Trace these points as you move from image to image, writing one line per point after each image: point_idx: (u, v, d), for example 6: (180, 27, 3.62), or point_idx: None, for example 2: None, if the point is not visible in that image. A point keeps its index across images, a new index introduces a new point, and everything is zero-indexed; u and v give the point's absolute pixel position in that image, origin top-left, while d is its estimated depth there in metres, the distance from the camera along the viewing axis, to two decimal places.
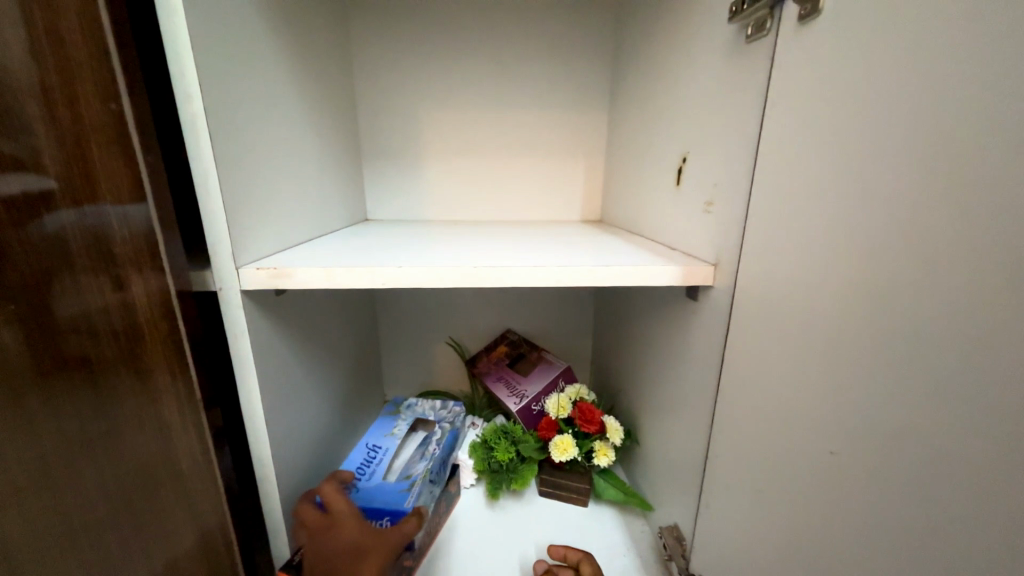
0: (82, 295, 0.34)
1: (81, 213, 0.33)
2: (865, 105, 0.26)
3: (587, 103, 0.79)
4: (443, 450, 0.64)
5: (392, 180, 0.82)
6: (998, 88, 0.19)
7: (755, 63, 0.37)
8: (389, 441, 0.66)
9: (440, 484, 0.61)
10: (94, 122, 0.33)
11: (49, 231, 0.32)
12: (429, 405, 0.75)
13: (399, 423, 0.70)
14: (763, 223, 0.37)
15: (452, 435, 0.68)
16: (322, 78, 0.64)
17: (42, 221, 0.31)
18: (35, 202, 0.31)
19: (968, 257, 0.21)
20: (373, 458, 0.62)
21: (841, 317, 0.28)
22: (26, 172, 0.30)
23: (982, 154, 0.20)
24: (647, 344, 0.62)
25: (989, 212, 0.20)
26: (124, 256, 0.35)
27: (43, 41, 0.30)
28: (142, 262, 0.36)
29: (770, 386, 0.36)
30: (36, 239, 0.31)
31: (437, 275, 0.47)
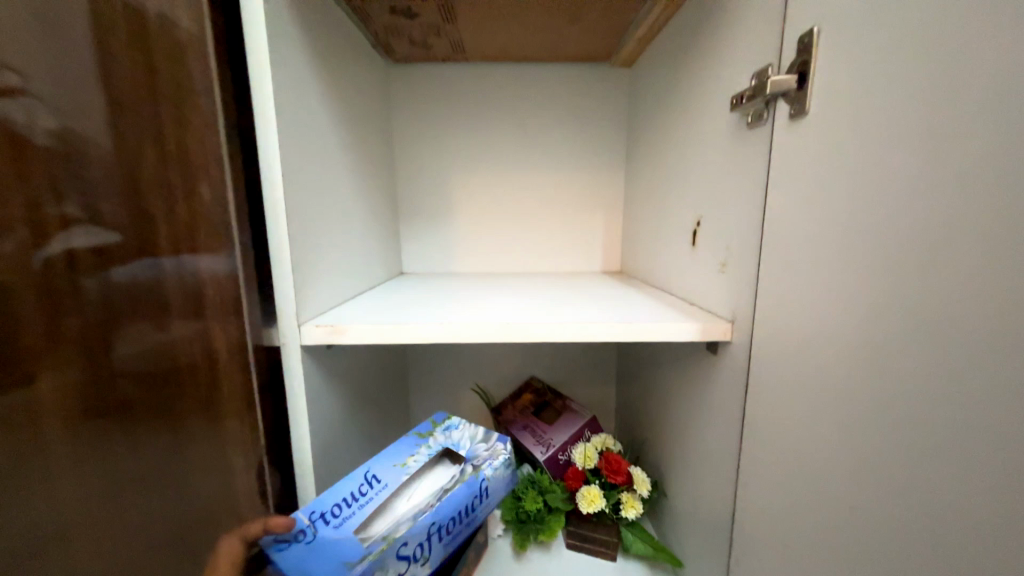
0: (165, 337, 0.41)
1: (178, 271, 0.42)
2: (854, 192, 0.31)
3: (606, 165, 0.86)
4: (437, 514, 0.46)
5: (425, 237, 0.89)
6: (954, 190, 0.23)
7: (755, 146, 0.42)
8: (394, 472, 0.51)
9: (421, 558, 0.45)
10: (202, 208, 0.42)
11: (124, 281, 0.39)
12: (468, 434, 0.58)
13: (419, 451, 0.54)
14: (775, 285, 0.40)
15: (465, 486, 0.50)
16: (369, 151, 0.73)
17: (119, 273, 0.39)
18: (112, 255, 0.38)
19: (948, 331, 0.24)
20: (362, 494, 0.48)
21: (852, 376, 0.31)
22: (100, 227, 0.38)
23: (952, 241, 0.24)
24: (672, 395, 0.63)
25: (961, 293, 0.23)
26: (186, 307, 0.42)
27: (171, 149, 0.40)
28: (226, 312, 0.44)
29: (790, 440, 0.37)
30: (107, 286, 0.38)
31: (474, 330, 0.51)
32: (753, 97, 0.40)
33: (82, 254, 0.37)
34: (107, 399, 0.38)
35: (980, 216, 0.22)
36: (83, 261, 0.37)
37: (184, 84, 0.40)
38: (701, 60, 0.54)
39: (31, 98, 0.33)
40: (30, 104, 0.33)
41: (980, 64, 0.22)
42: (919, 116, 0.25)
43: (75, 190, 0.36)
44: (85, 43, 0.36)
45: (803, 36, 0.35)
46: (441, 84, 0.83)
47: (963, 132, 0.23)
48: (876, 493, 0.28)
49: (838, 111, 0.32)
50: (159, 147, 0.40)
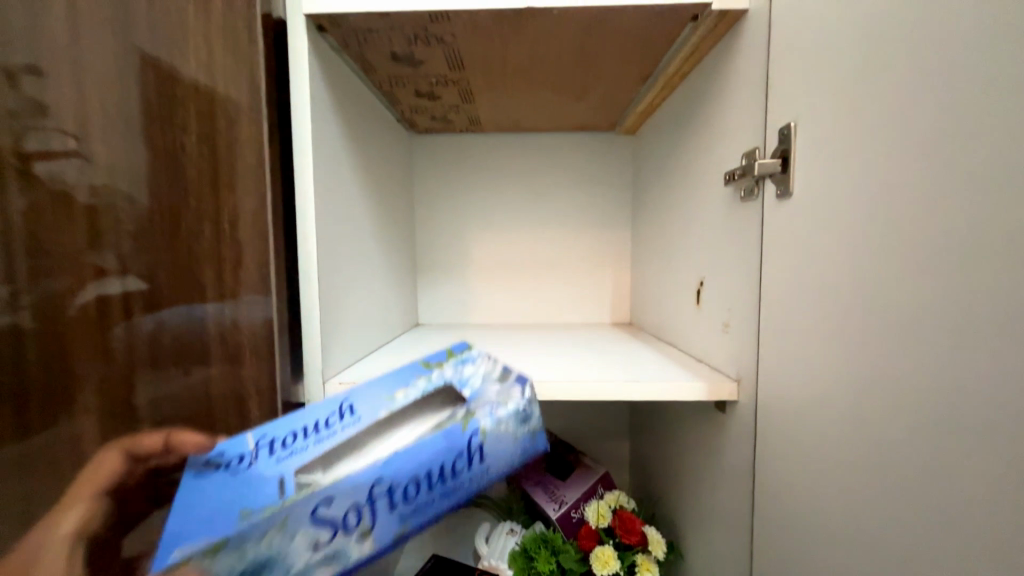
0: (203, 379, 0.43)
1: (220, 318, 0.43)
2: (841, 269, 0.33)
3: (613, 222, 0.91)
4: (381, 470, 0.34)
5: (441, 290, 0.93)
6: (927, 275, 0.26)
7: (749, 219, 0.46)
8: (373, 410, 0.40)
9: (352, 526, 0.33)
10: (247, 276, 0.44)
11: (151, 326, 0.42)
12: (483, 371, 0.45)
13: (418, 383, 0.43)
14: (776, 349, 0.42)
15: (433, 443, 0.36)
16: (392, 213, 0.79)
17: (151, 318, 0.42)
18: (149, 301, 0.42)
19: (935, 404, 0.26)
20: (325, 425, 0.38)
21: (854, 442, 0.32)
22: (137, 277, 0.41)
23: (926, 324, 0.26)
24: (683, 451, 0.63)
25: (939, 368, 0.25)
26: (224, 353, 0.44)
27: (225, 221, 0.43)
28: (259, 355, 0.45)
29: (801, 505, 0.38)
30: (135, 331, 0.41)
31: None
32: (744, 176, 0.44)
33: (128, 297, 0.41)
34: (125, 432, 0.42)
35: (950, 304, 0.25)
36: (126, 305, 0.41)
37: (242, 155, 0.43)
38: (696, 137, 0.59)
39: (87, 163, 0.40)
40: (88, 167, 0.40)
41: (936, 168, 0.25)
42: (893, 207, 0.29)
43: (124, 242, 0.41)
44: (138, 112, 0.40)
45: (784, 129, 0.39)
46: (459, 152, 0.90)
47: (929, 225, 0.26)
48: (884, 565, 0.29)
49: (822, 194, 0.35)
50: (215, 216, 0.42)
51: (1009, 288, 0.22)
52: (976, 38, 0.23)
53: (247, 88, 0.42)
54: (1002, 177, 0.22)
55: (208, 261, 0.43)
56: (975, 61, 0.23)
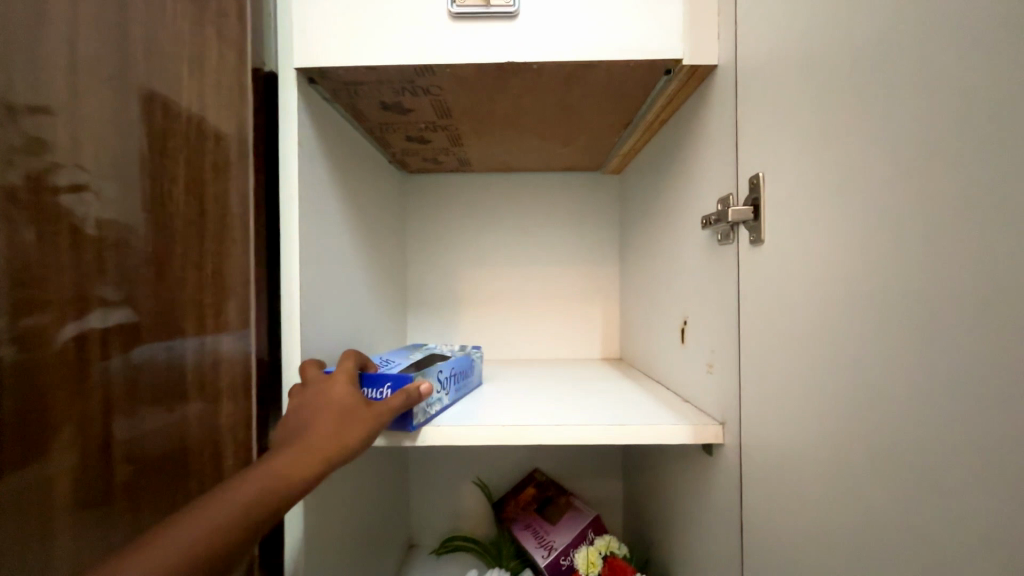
0: (177, 415, 0.43)
1: (197, 356, 0.44)
2: (818, 316, 0.34)
3: (600, 258, 0.92)
4: (454, 361, 0.60)
5: (430, 326, 0.93)
6: (900, 331, 0.26)
7: (728, 261, 0.46)
8: (401, 357, 0.64)
9: (447, 388, 0.57)
10: (226, 321, 0.45)
11: (139, 361, 0.41)
12: (447, 347, 0.74)
13: (414, 352, 0.68)
14: (759, 393, 0.42)
15: (466, 356, 0.65)
16: (383, 251, 0.80)
17: (137, 352, 0.41)
18: (133, 336, 0.40)
19: (913, 465, 0.25)
20: (388, 361, 0.59)
21: (837, 497, 0.31)
22: (127, 310, 0.40)
23: (902, 375, 0.26)
24: (674, 494, 0.62)
25: (914, 426, 0.25)
26: (200, 388, 0.44)
27: (206, 268, 0.44)
28: (236, 392, 0.45)
29: (790, 557, 0.36)
30: (125, 365, 0.40)
31: (472, 433, 0.51)
32: (719, 222, 0.45)
33: (108, 333, 0.39)
34: (96, 478, 0.38)
35: (924, 358, 0.25)
36: (108, 340, 0.39)
37: (229, 206, 0.44)
38: (676, 180, 0.61)
39: (92, 196, 0.38)
40: (87, 199, 0.38)
41: (901, 226, 0.26)
42: (864, 261, 0.29)
43: (108, 276, 0.39)
44: (147, 150, 0.41)
45: (753, 179, 0.41)
46: (449, 190, 0.92)
47: (897, 281, 0.26)
48: None
49: (796, 242, 0.36)
50: (196, 262, 0.43)
51: (977, 351, 0.22)
52: (925, 108, 0.24)
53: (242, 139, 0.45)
54: (961, 241, 0.22)
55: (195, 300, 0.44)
56: (926, 130, 0.24)
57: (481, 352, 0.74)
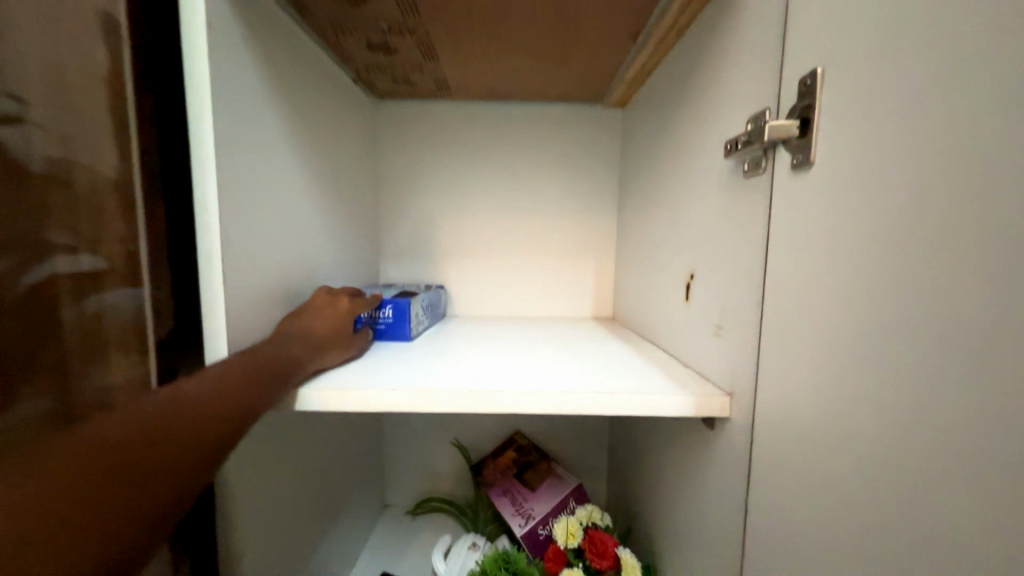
0: (68, 384, 0.37)
1: (81, 312, 0.37)
2: (868, 262, 0.25)
3: (597, 207, 0.82)
4: (430, 293, 0.72)
5: (407, 277, 0.84)
6: (995, 285, 0.18)
7: (754, 197, 0.37)
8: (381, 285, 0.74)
9: (429, 313, 0.71)
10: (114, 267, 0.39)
11: (93, 311, 0.38)
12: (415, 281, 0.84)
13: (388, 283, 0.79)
14: (778, 360, 0.34)
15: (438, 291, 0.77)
16: (347, 189, 0.70)
17: (91, 302, 0.38)
18: (85, 284, 0.37)
19: (996, 472, 0.18)
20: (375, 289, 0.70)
21: (870, 497, 0.24)
22: (85, 256, 0.37)
23: (993, 339, 0.18)
24: (666, 465, 0.56)
25: (1002, 420, 0.18)
26: (88, 351, 0.38)
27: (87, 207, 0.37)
28: (128, 349, 0.40)
29: (803, 553, 0.31)
30: (83, 315, 0.37)
31: (436, 398, 0.44)
32: (749, 145, 0.36)
33: (55, 281, 0.36)
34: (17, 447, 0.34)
35: None
36: (58, 287, 0.36)
37: (103, 134, 0.37)
38: (693, 105, 0.50)
39: (28, 128, 0.34)
40: (26, 131, 0.34)
41: (1014, 130, 0.17)
42: (945, 186, 0.20)
43: (31, 216, 0.34)
44: (91, 80, 0.37)
45: (804, 79, 0.31)
46: (428, 122, 0.80)
47: (1002, 206, 0.18)
48: None
49: (847, 167, 0.27)
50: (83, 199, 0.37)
51: None
52: None
53: (117, 50, 0.37)
54: None
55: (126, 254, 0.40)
56: None
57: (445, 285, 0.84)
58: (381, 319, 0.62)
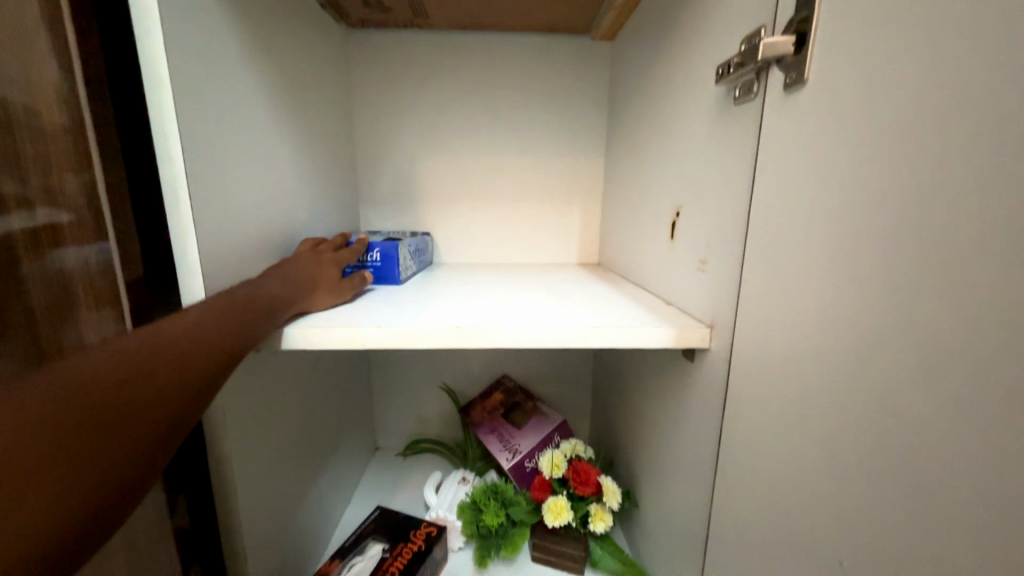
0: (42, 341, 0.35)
1: (42, 267, 0.35)
2: (855, 179, 0.25)
3: (583, 149, 0.80)
4: (416, 239, 0.71)
5: (389, 224, 0.82)
6: (982, 186, 0.18)
7: (745, 123, 0.37)
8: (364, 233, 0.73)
9: (415, 258, 0.70)
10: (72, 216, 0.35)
11: (58, 268, 0.35)
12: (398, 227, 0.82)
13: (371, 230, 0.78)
14: (760, 288, 0.35)
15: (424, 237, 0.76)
16: (321, 127, 0.66)
17: (53, 259, 0.35)
18: (43, 241, 0.35)
19: (970, 369, 0.19)
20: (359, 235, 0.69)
21: (845, 407, 0.26)
22: (39, 210, 0.34)
23: (977, 241, 0.19)
24: (647, 399, 0.59)
25: (981, 317, 0.18)
26: (54, 309, 0.36)
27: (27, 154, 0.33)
28: (99, 304, 0.38)
29: (775, 464, 0.33)
30: (46, 272, 0.35)
31: (421, 334, 0.44)
32: (743, 65, 0.35)
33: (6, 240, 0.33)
34: None
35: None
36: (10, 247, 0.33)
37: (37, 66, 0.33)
38: (685, 30, 0.48)
39: None
40: None
41: (1017, 21, 0.17)
42: (938, 90, 0.20)
43: None
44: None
45: None
46: (405, 55, 0.75)
47: (998, 102, 0.18)
48: (873, 544, 0.24)
49: (841, 82, 0.26)
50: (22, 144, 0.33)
51: None
52: None
53: None
54: None
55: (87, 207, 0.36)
56: None
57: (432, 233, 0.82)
58: (370, 263, 0.61)
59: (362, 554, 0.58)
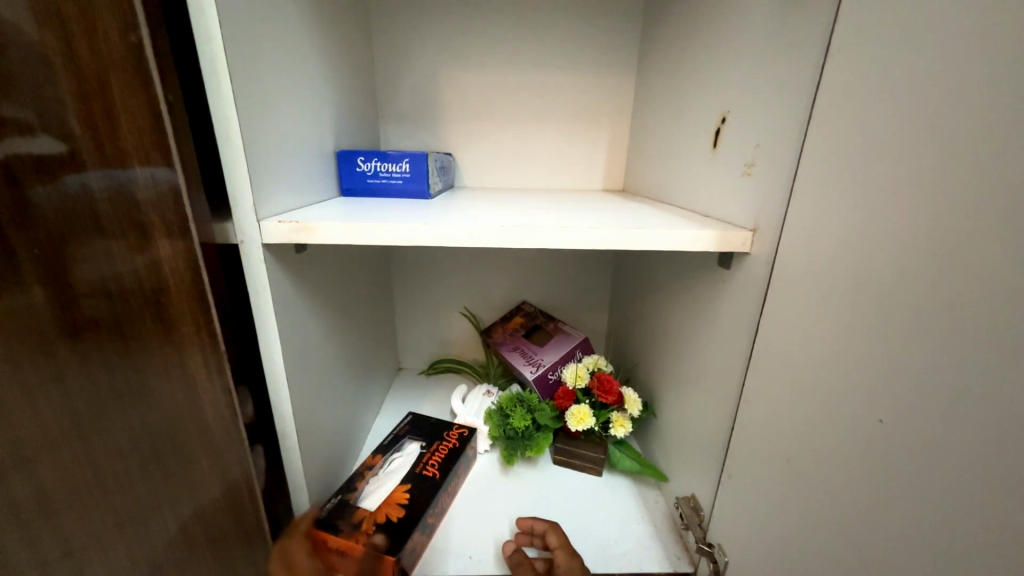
0: (106, 259, 0.33)
1: (106, 173, 0.32)
2: (939, 54, 0.24)
3: (616, 64, 0.75)
4: (443, 156, 0.69)
5: (411, 143, 0.80)
6: None
7: (818, 5, 0.34)
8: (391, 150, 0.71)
9: (442, 176, 0.69)
10: (122, 110, 0.31)
11: (74, 190, 0.32)
12: (419, 147, 0.80)
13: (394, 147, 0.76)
14: (809, 188, 0.35)
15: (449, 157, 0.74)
16: (341, 29, 0.62)
17: (68, 182, 0.31)
18: (61, 164, 0.31)
19: None
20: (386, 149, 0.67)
21: (895, 288, 0.27)
22: (53, 137, 0.31)
23: None
24: (671, 315, 0.61)
25: None
26: (123, 224, 0.33)
27: (78, 48, 0.29)
28: (169, 225, 0.34)
29: (809, 354, 0.35)
30: (111, 183, 0.32)
31: (464, 236, 0.46)
32: None
33: (16, 162, 0.30)
34: (67, 317, 0.33)
35: None
36: (19, 170, 0.30)
37: None
38: None
39: None
40: None
41: None
42: None
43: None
44: None
45: None
46: None
47: None
48: (905, 409, 0.26)
49: None
50: (62, 41, 0.29)
51: None
52: None
53: None
54: None
55: (138, 108, 0.31)
56: None
57: (454, 154, 0.80)
58: (398, 174, 0.60)
59: (401, 451, 0.63)
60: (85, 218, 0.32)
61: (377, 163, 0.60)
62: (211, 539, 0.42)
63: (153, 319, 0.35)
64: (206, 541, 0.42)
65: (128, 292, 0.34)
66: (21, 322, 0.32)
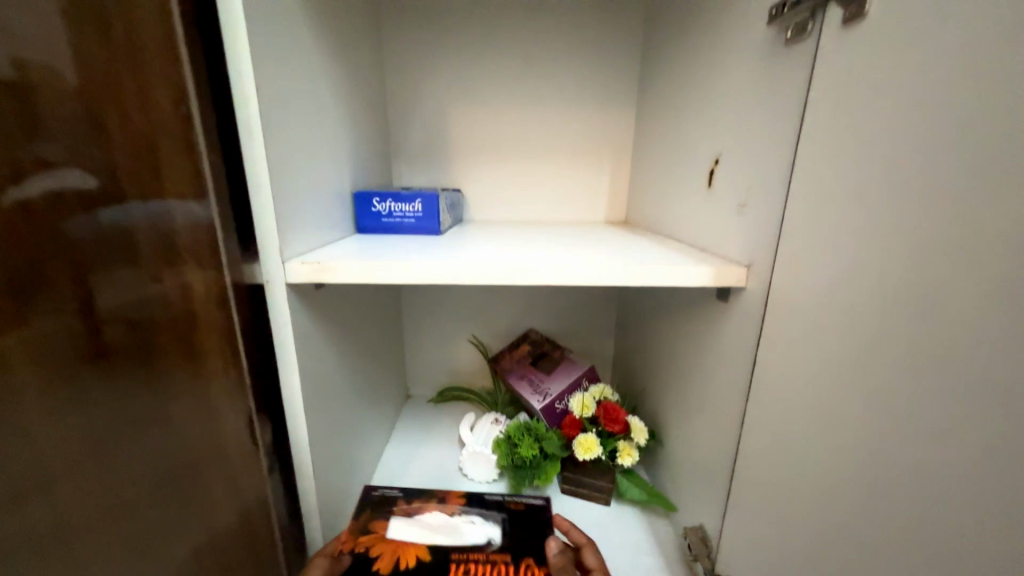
0: (137, 288, 0.36)
1: (146, 212, 0.35)
2: (902, 116, 0.27)
3: (616, 105, 0.80)
4: (452, 193, 0.73)
5: (421, 180, 0.84)
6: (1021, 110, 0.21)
7: (795, 64, 0.38)
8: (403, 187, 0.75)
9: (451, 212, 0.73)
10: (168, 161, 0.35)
11: (110, 224, 0.34)
12: (430, 184, 0.84)
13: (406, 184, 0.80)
14: (797, 228, 0.37)
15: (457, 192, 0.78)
16: (358, 79, 0.67)
17: (104, 216, 0.34)
18: (100, 200, 0.34)
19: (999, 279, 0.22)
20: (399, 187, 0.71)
21: (879, 326, 0.29)
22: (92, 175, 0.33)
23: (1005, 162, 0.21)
24: (675, 345, 0.62)
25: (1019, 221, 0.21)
26: (158, 257, 0.36)
27: (130, 107, 0.33)
28: (201, 258, 0.37)
29: (804, 387, 0.36)
30: (149, 222, 0.35)
31: (472, 273, 0.48)
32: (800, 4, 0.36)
33: (55, 198, 0.32)
34: (96, 342, 0.35)
35: None
36: (60, 206, 0.32)
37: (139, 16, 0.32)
38: None
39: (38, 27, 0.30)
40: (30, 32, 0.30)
41: None
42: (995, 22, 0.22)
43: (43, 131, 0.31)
44: None
45: None
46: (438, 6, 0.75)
47: None
48: (895, 441, 0.27)
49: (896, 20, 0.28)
50: (116, 100, 0.33)
51: None
52: None
53: None
54: None
55: (183, 159, 0.35)
56: None
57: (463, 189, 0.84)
58: (410, 213, 0.64)
59: None
60: (119, 250, 0.35)
61: (391, 203, 0.63)
62: (224, 560, 0.43)
63: (179, 345, 0.38)
64: (218, 561, 0.43)
65: (156, 319, 0.37)
66: (51, 349, 0.33)
